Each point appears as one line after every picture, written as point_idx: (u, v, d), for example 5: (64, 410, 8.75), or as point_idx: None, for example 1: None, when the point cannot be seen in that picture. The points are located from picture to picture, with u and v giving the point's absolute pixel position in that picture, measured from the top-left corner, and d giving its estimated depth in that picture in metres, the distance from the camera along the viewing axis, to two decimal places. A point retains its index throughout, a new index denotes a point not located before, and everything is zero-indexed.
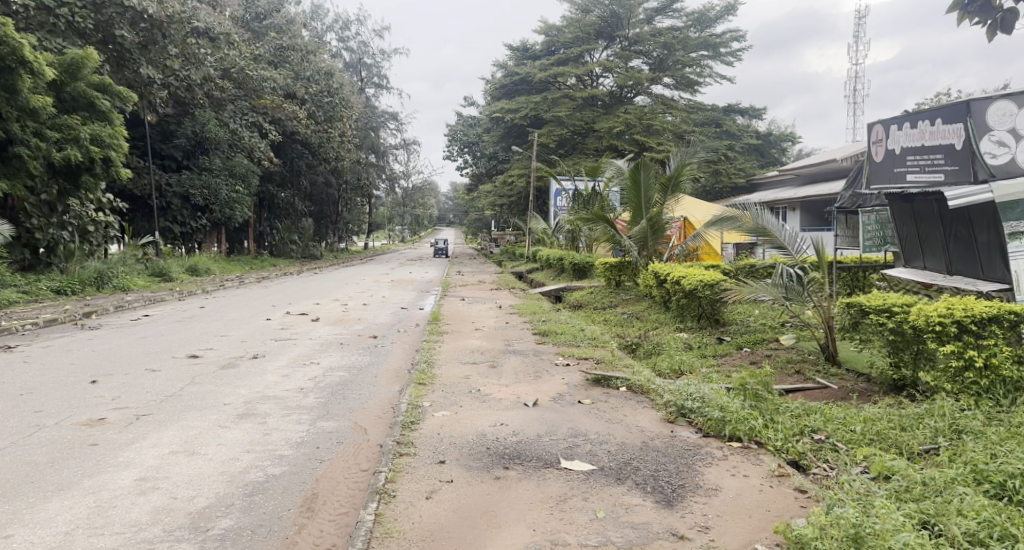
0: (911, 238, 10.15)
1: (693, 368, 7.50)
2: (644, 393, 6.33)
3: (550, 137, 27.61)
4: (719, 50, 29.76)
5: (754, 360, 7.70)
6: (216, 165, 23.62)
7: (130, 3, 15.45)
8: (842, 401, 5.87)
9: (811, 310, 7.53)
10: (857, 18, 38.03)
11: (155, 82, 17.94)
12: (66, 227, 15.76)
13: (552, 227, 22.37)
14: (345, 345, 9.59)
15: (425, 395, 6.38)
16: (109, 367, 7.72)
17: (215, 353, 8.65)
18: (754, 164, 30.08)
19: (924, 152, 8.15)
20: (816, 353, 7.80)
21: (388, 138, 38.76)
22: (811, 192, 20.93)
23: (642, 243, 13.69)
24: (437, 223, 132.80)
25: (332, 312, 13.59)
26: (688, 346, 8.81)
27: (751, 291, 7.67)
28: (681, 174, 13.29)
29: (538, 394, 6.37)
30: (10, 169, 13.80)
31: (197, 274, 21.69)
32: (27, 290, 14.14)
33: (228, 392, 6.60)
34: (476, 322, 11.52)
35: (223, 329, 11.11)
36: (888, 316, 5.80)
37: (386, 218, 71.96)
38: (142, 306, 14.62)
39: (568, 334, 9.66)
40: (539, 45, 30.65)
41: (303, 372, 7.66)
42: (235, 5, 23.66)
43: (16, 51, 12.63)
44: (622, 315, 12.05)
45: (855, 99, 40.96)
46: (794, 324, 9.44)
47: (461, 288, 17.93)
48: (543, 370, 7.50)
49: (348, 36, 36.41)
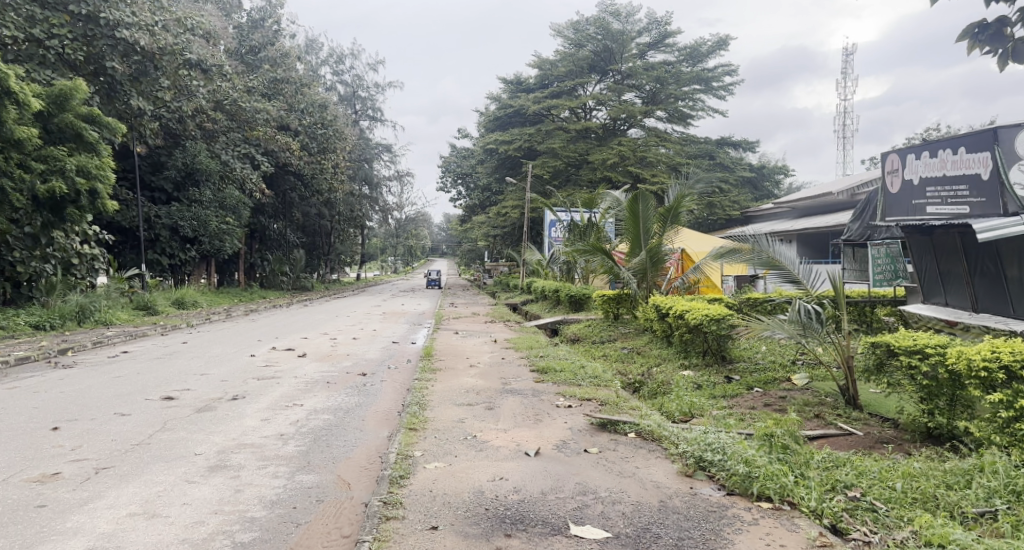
0: (930, 274, 9.75)
1: (705, 410, 6.99)
2: (655, 439, 5.82)
3: (544, 169, 27.37)
4: (711, 84, 29.72)
5: (769, 403, 7.21)
6: (206, 197, 23.03)
7: (122, 34, 14.94)
8: (871, 452, 5.38)
9: (828, 348, 7.06)
10: (845, 54, 38.35)
11: (146, 114, 17.46)
12: (49, 260, 15.38)
13: (547, 258, 21.95)
14: (332, 384, 9.04)
15: (417, 443, 5.84)
16: (75, 410, 7.16)
17: (192, 394, 8.08)
18: (749, 197, 29.86)
19: (945, 182, 8.03)
20: (835, 394, 7.29)
21: (382, 169, 38.51)
22: (807, 224, 20.62)
23: (641, 276, 13.23)
24: (429, 254, 132.42)
25: (319, 347, 13.04)
26: (697, 385, 8.28)
27: (764, 328, 7.22)
28: (681, 205, 12.96)
29: (540, 441, 5.87)
30: None
31: (184, 307, 21.08)
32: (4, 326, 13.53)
33: (201, 440, 6.07)
34: (471, 357, 10.98)
35: (203, 366, 10.52)
36: (920, 357, 5.33)
37: (378, 248, 71.45)
38: (122, 342, 14.01)
39: (567, 372, 9.11)
40: (533, 78, 30.56)
41: (285, 415, 7.13)
42: (229, 38, 23.51)
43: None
44: (622, 350, 11.54)
45: (844, 133, 41.13)
46: (806, 362, 8.97)
47: (454, 321, 17.40)
48: (543, 412, 6.99)
49: (342, 69, 36.33)
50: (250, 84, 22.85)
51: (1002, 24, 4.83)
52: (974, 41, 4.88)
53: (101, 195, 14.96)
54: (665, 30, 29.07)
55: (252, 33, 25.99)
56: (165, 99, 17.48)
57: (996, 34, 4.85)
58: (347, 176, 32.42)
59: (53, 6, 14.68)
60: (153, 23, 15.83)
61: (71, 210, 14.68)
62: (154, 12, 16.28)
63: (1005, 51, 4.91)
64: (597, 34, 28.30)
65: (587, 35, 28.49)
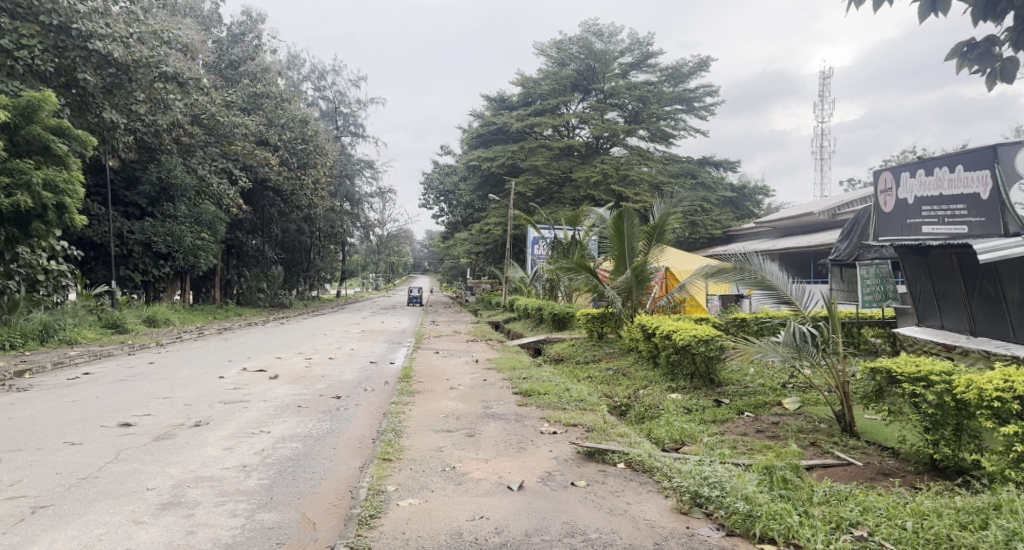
0: (926, 294, 9.52)
1: (696, 438, 6.64)
2: (646, 471, 5.45)
3: (527, 186, 27.19)
4: (693, 104, 29.74)
5: (761, 429, 6.89)
6: (181, 212, 22.49)
7: (95, 46, 14.54)
8: (874, 485, 5.06)
9: (822, 372, 6.77)
10: (823, 78, 38.74)
11: (120, 127, 16.91)
12: (13, 277, 14.71)
13: (530, 275, 21.61)
14: (304, 408, 8.61)
15: (390, 474, 5.44)
16: (20, 441, 6.75)
17: (151, 421, 7.67)
18: (731, 216, 29.80)
19: (942, 202, 7.89)
20: (829, 420, 6.97)
21: (364, 186, 38.11)
22: (790, 243, 20.48)
23: (626, 294, 12.90)
24: (410, 271, 131.57)
25: (292, 368, 12.56)
26: (685, 409, 7.93)
27: (758, 351, 6.93)
28: (666, 223, 12.71)
29: (523, 473, 5.48)
30: None
31: (155, 324, 20.46)
32: None
33: (155, 473, 5.69)
34: (451, 379, 10.57)
35: (168, 389, 10.05)
36: (925, 385, 5.03)
37: (359, 266, 70.72)
38: (85, 363, 13.46)
39: (552, 395, 8.72)
40: (516, 96, 30.39)
41: (249, 444, 6.72)
42: (207, 52, 23.16)
43: None
44: (607, 371, 11.17)
45: (822, 155, 41.49)
46: (797, 386, 8.64)
47: (434, 340, 16.99)
48: (527, 440, 6.59)
49: (324, 85, 36.02)
50: (228, 98, 22.44)
51: (991, 43, 4.59)
52: (962, 59, 4.66)
53: (69, 209, 14.41)
54: (648, 50, 29.17)
55: (233, 47, 25.72)
56: (140, 112, 16.93)
57: (985, 53, 4.61)
58: (328, 193, 31.97)
59: (23, 15, 14.16)
60: (128, 35, 15.42)
61: (37, 224, 14.06)
62: (128, 24, 15.85)
63: (994, 71, 4.68)
64: (580, 54, 28.25)
65: (570, 54, 28.42)
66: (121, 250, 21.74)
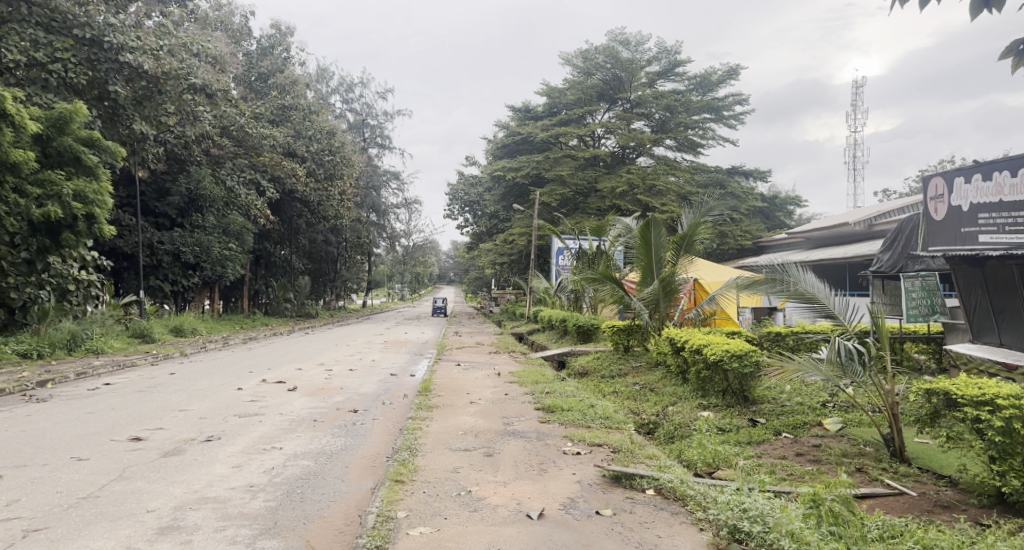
0: (981, 309, 8.98)
1: (731, 462, 6.22)
2: (677, 498, 5.06)
3: (552, 196, 26.86)
4: (722, 113, 29.18)
5: (801, 452, 6.44)
6: (210, 223, 22.54)
7: (126, 58, 14.49)
8: (933, 520, 4.65)
9: (869, 392, 6.31)
10: (854, 87, 37.89)
11: (150, 139, 16.87)
12: (44, 287, 14.61)
13: (555, 287, 21.23)
14: (319, 422, 8.31)
15: (401, 497, 5.12)
16: (28, 456, 6.55)
17: (162, 435, 7.44)
18: (761, 226, 29.17)
19: (1004, 209, 7.58)
20: (876, 443, 6.51)
21: (390, 197, 38.13)
22: (824, 254, 19.83)
23: (653, 306, 12.45)
24: (435, 281, 131.76)
25: (312, 380, 12.30)
26: (718, 429, 7.47)
27: (797, 369, 6.51)
28: (695, 233, 12.27)
29: (543, 498, 5.12)
30: None
31: (182, 334, 20.43)
32: None
33: (159, 493, 5.42)
34: (472, 393, 10.21)
35: (185, 402, 9.83)
36: (991, 410, 4.68)
37: (384, 275, 70.91)
38: (108, 373, 13.37)
39: (576, 411, 8.32)
40: (542, 106, 30.14)
41: (259, 461, 6.42)
42: (236, 64, 23.28)
43: None
44: (634, 386, 10.75)
45: (854, 165, 40.57)
46: (838, 405, 8.13)
47: (457, 351, 16.67)
48: (549, 460, 6.20)
49: (352, 97, 36.18)
50: (255, 109, 22.48)
51: None
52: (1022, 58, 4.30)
53: (98, 220, 14.50)
54: (675, 59, 28.78)
55: (262, 60, 25.91)
56: (169, 124, 16.83)
57: None
58: (354, 203, 31.96)
59: (57, 30, 14.24)
60: (158, 47, 15.34)
61: (67, 235, 14.38)
62: (159, 36, 15.87)
63: None
64: (607, 63, 27.89)
65: (597, 63, 28.08)
66: (150, 260, 21.80)
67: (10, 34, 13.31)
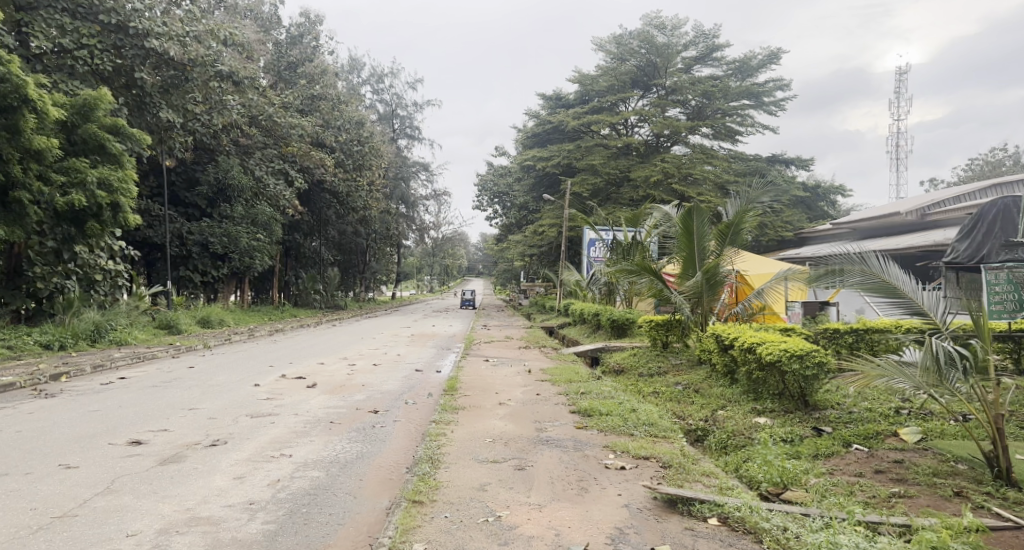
0: None
1: (802, 482, 5.34)
2: (749, 532, 4.25)
3: (583, 186, 25.98)
4: (762, 99, 27.94)
5: (881, 469, 5.57)
6: (237, 213, 21.77)
7: (152, 44, 13.95)
8: None
9: (968, 403, 5.43)
10: (898, 75, 36.20)
11: (177, 127, 16.17)
12: (71, 276, 14.42)
13: (587, 279, 20.34)
14: (336, 425, 7.62)
15: (416, 524, 4.38)
16: (13, 463, 5.93)
17: (164, 439, 6.80)
18: (803, 218, 27.93)
19: None
20: (971, 460, 5.63)
21: (418, 188, 37.55)
22: (876, 246, 18.70)
23: (696, 299, 11.52)
24: (462, 272, 131.21)
25: (334, 375, 11.65)
26: (781, 439, 6.60)
27: (881, 375, 5.62)
28: (743, 220, 11.33)
29: (586, 527, 4.35)
30: (9, 216, 12.14)
31: (209, 325, 20.01)
32: (11, 345, 12.51)
33: (144, 511, 4.77)
34: (502, 393, 9.45)
35: (198, 398, 9.23)
36: None
37: (413, 268, 70.34)
38: (126, 365, 12.90)
39: (617, 416, 7.50)
40: (574, 93, 29.20)
41: (264, 472, 5.73)
42: (264, 52, 22.74)
43: (18, 89, 11.17)
44: (676, 386, 9.91)
45: (898, 155, 38.93)
46: (915, 412, 7.21)
47: (486, 346, 15.94)
48: (590, 477, 5.41)
49: (381, 88, 35.62)
50: (284, 98, 21.95)
51: None
52: None
53: (125, 209, 13.67)
54: (713, 43, 27.65)
55: (291, 49, 25.25)
56: (196, 112, 16.14)
57: None
58: (382, 194, 31.38)
59: (83, 16, 13.71)
60: (184, 33, 14.71)
61: (94, 224, 13.39)
62: (186, 22, 15.15)
63: None
64: (641, 48, 26.79)
65: (631, 48, 26.98)
66: (179, 251, 21.26)
67: (37, 20, 12.86)
